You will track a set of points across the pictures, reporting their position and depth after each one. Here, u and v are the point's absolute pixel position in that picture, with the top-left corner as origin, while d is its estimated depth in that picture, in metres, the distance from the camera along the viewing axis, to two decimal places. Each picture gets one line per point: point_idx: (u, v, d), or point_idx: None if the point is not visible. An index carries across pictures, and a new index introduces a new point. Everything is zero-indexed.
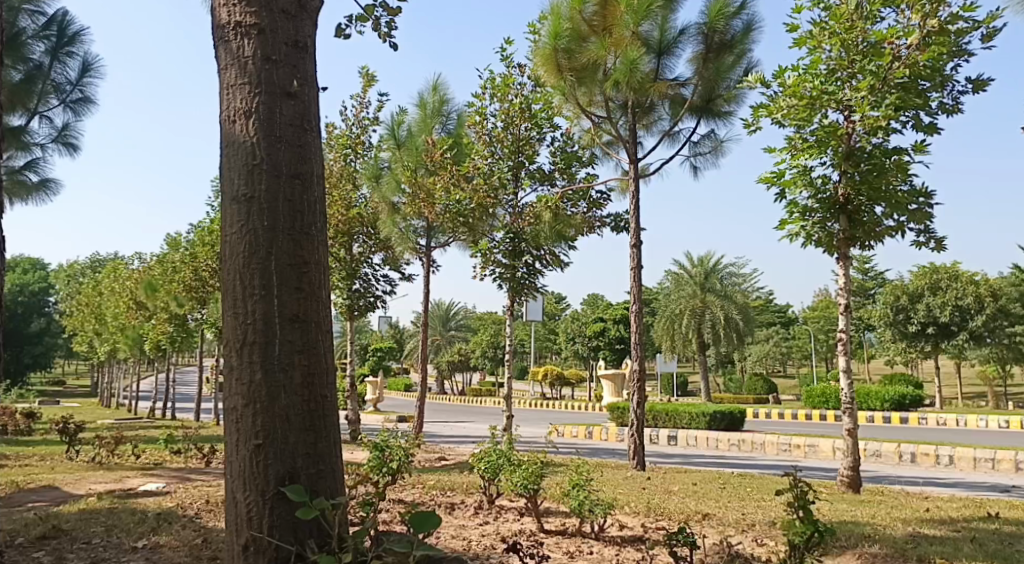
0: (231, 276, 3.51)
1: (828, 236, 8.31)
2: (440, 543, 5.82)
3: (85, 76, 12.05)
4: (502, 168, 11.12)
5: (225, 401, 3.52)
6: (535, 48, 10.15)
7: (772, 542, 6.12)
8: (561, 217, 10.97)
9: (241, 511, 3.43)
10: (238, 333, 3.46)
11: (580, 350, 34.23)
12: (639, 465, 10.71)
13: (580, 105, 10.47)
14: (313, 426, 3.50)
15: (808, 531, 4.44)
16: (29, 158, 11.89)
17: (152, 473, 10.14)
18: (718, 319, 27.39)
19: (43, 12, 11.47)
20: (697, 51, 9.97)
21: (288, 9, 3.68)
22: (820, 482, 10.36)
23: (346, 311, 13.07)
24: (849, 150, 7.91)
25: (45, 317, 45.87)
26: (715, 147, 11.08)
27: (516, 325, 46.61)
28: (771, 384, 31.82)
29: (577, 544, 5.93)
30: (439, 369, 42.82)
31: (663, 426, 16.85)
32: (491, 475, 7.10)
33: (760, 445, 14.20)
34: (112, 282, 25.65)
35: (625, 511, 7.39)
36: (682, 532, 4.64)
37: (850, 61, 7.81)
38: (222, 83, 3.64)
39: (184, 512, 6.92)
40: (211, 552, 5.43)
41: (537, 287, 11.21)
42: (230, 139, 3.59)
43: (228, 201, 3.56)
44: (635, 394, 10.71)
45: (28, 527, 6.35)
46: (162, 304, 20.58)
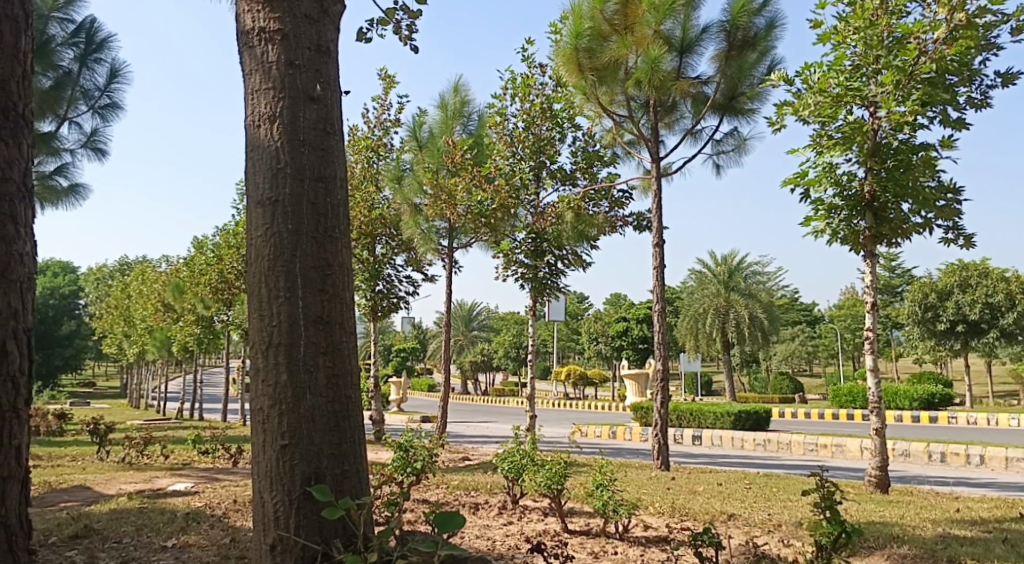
0: (257, 278, 3.56)
1: (853, 234, 8.22)
2: (465, 543, 5.85)
3: (113, 82, 12.23)
4: (524, 169, 11.14)
5: (252, 402, 3.57)
6: (556, 49, 10.11)
7: (799, 543, 6.09)
8: (582, 216, 10.94)
9: (268, 511, 3.48)
10: (264, 335, 3.51)
11: (604, 349, 34.17)
12: (664, 465, 10.67)
13: (601, 104, 10.46)
14: (337, 426, 3.54)
15: (836, 532, 4.41)
16: (59, 163, 12.09)
17: (180, 473, 10.28)
18: (742, 318, 27.21)
19: (71, 19, 11.67)
20: (719, 48, 9.92)
21: (310, 14, 3.73)
22: (847, 482, 10.27)
23: (370, 311, 13.17)
24: (875, 147, 7.88)
25: (75, 320, 46.68)
26: (738, 145, 11.02)
27: (539, 325, 46.61)
28: (797, 383, 31.54)
29: (601, 545, 5.93)
30: (462, 369, 42.94)
31: (687, 426, 16.78)
32: (515, 475, 7.11)
33: (786, 445, 14.09)
34: (140, 285, 26.02)
35: (650, 511, 7.38)
36: (708, 532, 4.62)
37: (875, 56, 7.71)
38: (247, 88, 3.69)
39: (212, 512, 7.01)
40: (238, 551, 5.50)
41: (560, 287, 11.23)
42: (255, 144, 3.64)
43: (254, 205, 3.61)
44: (659, 394, 10.67)
45: (61, 527, 6.47)
46: (189, 306, 20.87)
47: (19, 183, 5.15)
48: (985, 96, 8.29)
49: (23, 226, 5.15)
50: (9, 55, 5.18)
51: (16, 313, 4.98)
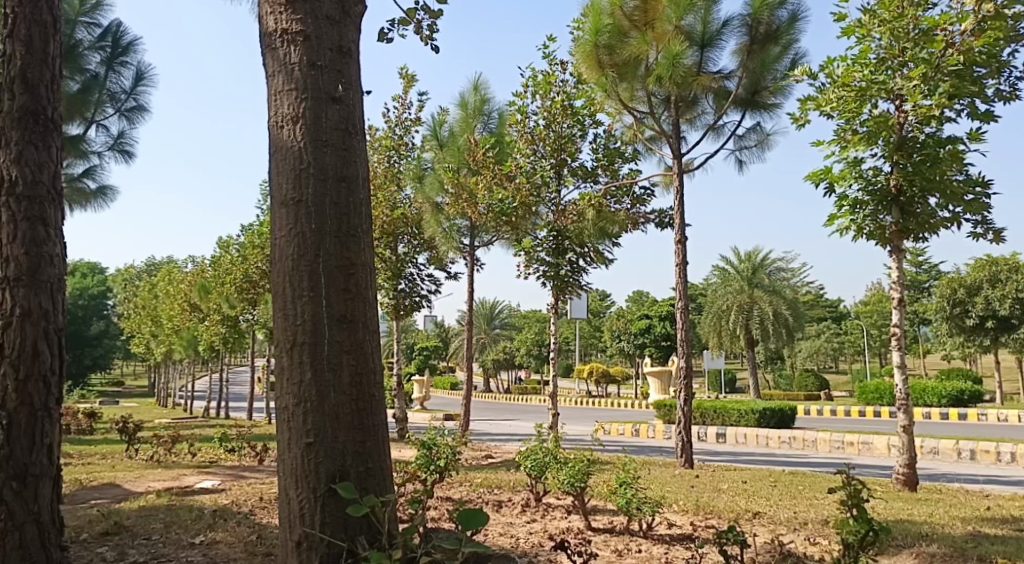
0: (281, 278, 3.60)
1: (879, 229, 8.11)
2: (488, 541, 5.88)
3: (139, 85, 12.38)
4: (545, 167, 11.13)
5: (277, 401, 3.60)
6: (576, 46, 10.08)
7: (825, 542, 6.03)
8: (604, 214, 10.90)
9: (294, 508, 3.52)
10: (288, 334, 3.55)
11: (627, 346, 34.07)
12: (688, 463, 10.63)
13: (622, 101, 10.42)
14: (361, 424, 3.57)
15: (863, 530, 4.36)
16: (87, 165, 12.28)
17: (208, 471, 10.41)
18: (767, 315, 27.00)
19: (98, 24, 11.85)
20: (741, 43, 9.85)
21: (332, 15, 3.76)
22: (874, 480, 10.17)
23: (392, 310, 13.26)
24: (901, 140, 7.79)
25: (104, 320, 47.41)
26: (761, 140, 10.94)
27: (562, 323, 46.61)
28: (822, 381, 31.28)
29: (625, 543, 5.92)
30: (485, 367, 43.03)
31: (711, 424, 16.69)
32: (538, 473, 7.13)
33: (812, 443, 13.99)
34: (167, 285, 26.37)
35: (674, 509, 7.35)
36: (733, 530, 4.58)
37: (901, 49, 7.61)
38: (270, 90, 3.73)
39: (239, 509, 7.09)
40: (265, 548, 5.56)
41: (582, 284, 11.22)
42: (278, 145, 3.67)
43: (278, 204, 3.65)
44: (682, 391, 10.63)
45: (92, 524, 6.58)
46: (214, 307, 21.12)
47: (49, 186, 5.25)
48: (1014, 88, 8.15)
49: (53, 228, 5.24)
50: (39, 60, 5.29)
51: (46, 314, 5.08)
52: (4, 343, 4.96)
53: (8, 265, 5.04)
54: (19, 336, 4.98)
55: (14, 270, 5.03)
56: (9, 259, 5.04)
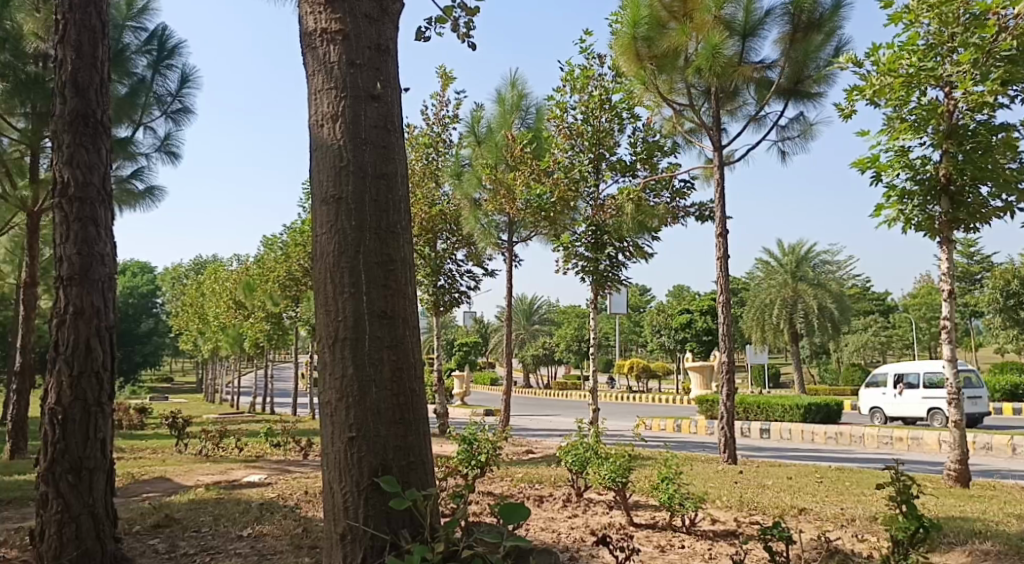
0: (322, 275, 3.65)
1: (928, 220, 7.90)
2: (530, 535, 5.89)
3: (184, 87, 12.63)
4: (583, 161, 11.05)
5: (320, 396, 3.65)
6: (614, 39, 9.98)
7: (874, 538, 5.91)
8: (643, 208, 10.82)
9: (338, 501, 3.57)
10: (330, 330, 3.60)
11: (667, 341, 33.81)
12: (731, 459, 10.52)
13: (661, 93, 10.32)
14: (403, 419, 3.61)
15: (913, 527, 4.28)
16: (136, 166, 12.58)
17: (254, 465, 10.62)
18: (812, 309, 26.54)
19: (145, 28, 12.12)
20: (783, 32, 9.69)
21: (370, 13, 3.79)
22: (925, 476, 9.94)
23: (432, 306, 13.39)
24: (951, 129, 7.58)
25: (153, 319, 48.59)
26: (804, 131, 10.75)
27: (602, 318, 46.47)
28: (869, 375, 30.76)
29: (668, 538, 5.89)
30: (525, 363, 43.12)
31: (755, 419, 16.46)
32: (579, 468, 7.13)
33: (859, 439, 13.74)
34: (213, 283, 26.90)
35: (717, 505, 7.28)
36: (778, 526, 4.52)
37: (950, 34, 7.40)
38: (310, 89, 3.78)
39: (285, 503, 7.21)
40: (311, 540, 5.65)
41: (621, 279, 11.16)
42: (318, 143, 3.72)
43: (318, 203, 3.69)
44: (725, 386, 10.52)
45: (144, 516, 6.76)
46: (259, 304, 21.45)
47: (100, 186, 5.39)
48: None
49: (103, 228, 5.37)
50: (88, 65, 5.44)
51: (98, 312, 5.22)
52: (59, 341, 5.12)
53: (62, 264, 5.20)
54: (73, 333, 5.13)
55: (67, 269, 5.18)
56: (63, 259, 5.20)
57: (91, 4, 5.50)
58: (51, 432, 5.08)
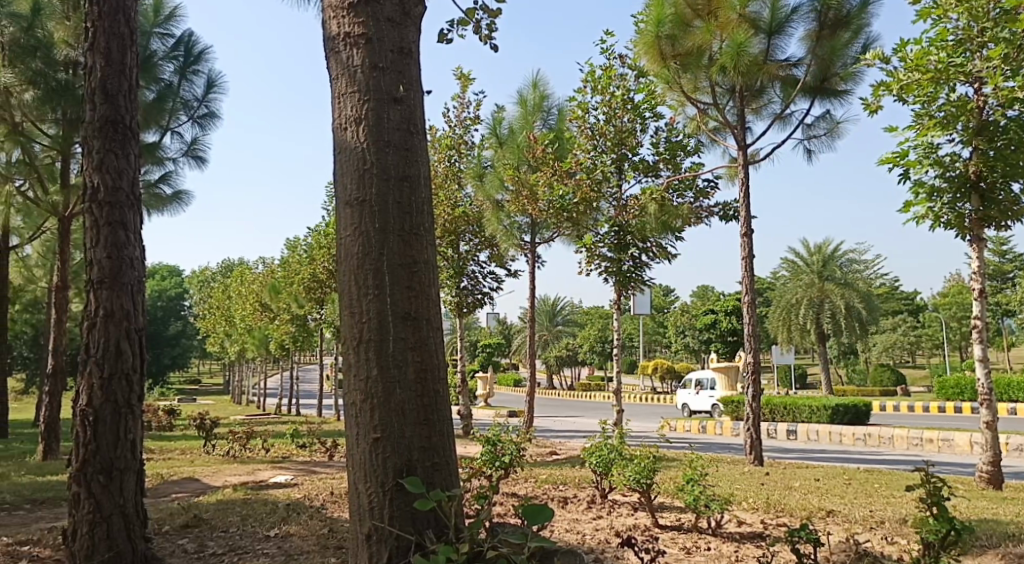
0: (346, 277, 3.67)
1: (958, 218, 7.76)
2: (555, 536, 5.89)
3: (210, 92, 12.77)
4: (605, 162, 11.00)
5: (345, 397, 3.67)
6: (638, 38, 9.93)
7: (904, 541, 5.83)
8: (667, 208, 10.75)
9: (364, 502, 3.58)
10: (355, 331, 3.62)
11: (692, 342, 33.65)
12: (757, 460, 10.43)
13: (685, 92, 10.26)
14: (427, 420, 3.62)
15: (945, 530, 4.22)
16: (163, 171, 12.75)
17: (281, 466, 10.73)
18: (839, 309, 26.21)
19: (172, 34, 12.28)
20: (810, 29, 9.59)
21: (393, 17, 3.81)
22: (956, 478, 9.78)
23: (456, 307, 13.45)
24: (982, 125, 7.47)
25: (181, 321, 49.21)
26: (831, 129, 10.63)
27: (625, 319, 46.36)
28: (898, 375, 30.38)
29: (694, 540, 5.85)
30: (548, 364, 43.12)
31: (782, 420, 16.34)
32: (603, 469, 7.10)
33: (888, 440, 13.56)
34: (239, 285, 27.17)
35: (744, 507, 7.23)
36: (806, 528, 4.49)
37: (980, 29, 7.29)
38: (334, 92, 3.80)
39: (312, 504, 7.26)
40: (337, 541, 5.69)
41: (645, 279, 11.12)
42: (342, 147, 3.74)
43: (342, 205, 3.72)
44: (750, 387, 10.43)
45: (173, 516, 6.85)
46: (285, 306, 21.64)
47: (129, 192, 5.47)
48: None
49: (133, 232, 5.45)
50: (117, 71, 5.52)
51: (127, 314, 5.29)
52: (90, 343, 5.21)
53: (93, 268, 5.29)
54: (103, 335, 5.21)
55: (98, 273, 5.26)
56: (94, 263, 5.29)
57: (119, 11, 5.59)
58: (82, 433, 5.16)
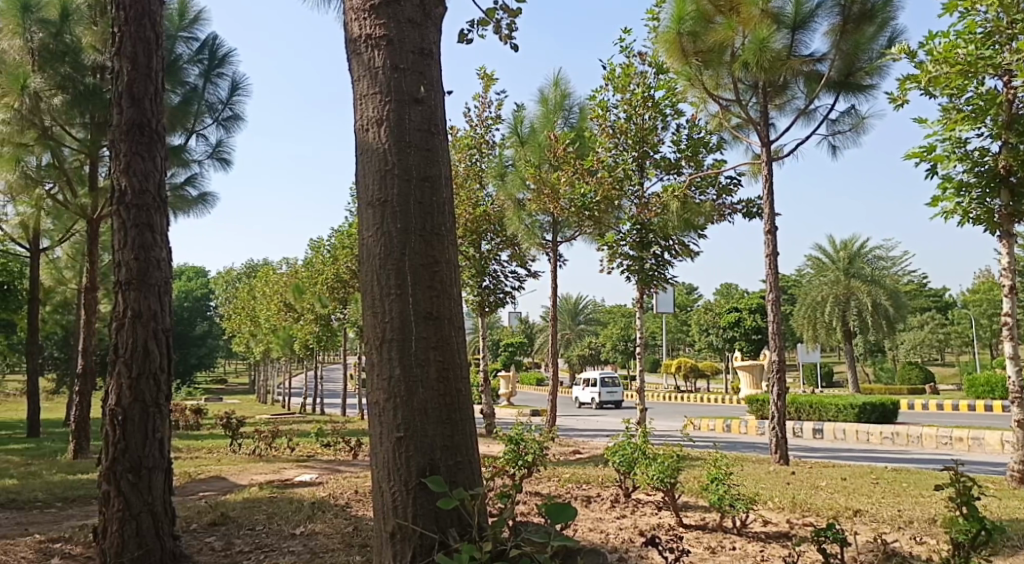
0: (369, 277, 3.69)
1: (987, 213, 7.65)
2: (578, 535, 5.87)
3: (234, 94, 12.89)
4: (627, 160, 10.95)
5: (369, 396, 3.70)
6: (658, 36, 9.88)
7: (934, 541, 5.75)
8: (689, 205, 10.69)
9: (387, 500, 3.60)
10: (377, 331, 3.64)
11: (715, 340, 33.41)
12: (783, 460, 10.34)
13: (706, 89, 10.20)
14: (449, 419, 3.63)
15: (975, 530, 4.15)
16: (189, 173, 12.90)
17: (306, 465, 10.82)
18: (865, 306, 25.90)
19: (196, 38, 12.42)
20: (834, 23, 9.50)
21: (414, 18, 3.82)
22: (987, 477, 9.64)
23: (477, 307, 13.49)
24: (1011, 119, 7.33)
25: (207, 322, 49.76)
26: (856, 124, 10.51)
27: (648, 317, 46.24)
28: (927, 373, 30.00)
29: (719, 540, 5.81)
30: (571, 363, 43.06)
31: (808, 419, 16.18)
32: (627, 468, 7.08)
33: (917, 439, 13.39)
34: (264, 286, 27.39)
35: (769, 506, 7.17)
36: (832, 528, 4.43)
37: (1010, 21, 7.14)
38: (356, 94, 3.83)
39: (336, 502, 7.30)
40: (361, 539, 5.72)
41: (668, 277, 11.08)
42: (364, 147, 3.76)
43: (364, 205, 3.74)
44: (775, 386, 10.33)
45: (201, 515, 6.92)
46: (308, 307, 21.84)
47: (156, 194, 5.54)
48: None
49: (160, 234, 5.52)
50: (143, 75, 5.60)
51: (155, 315, 5.37)
52: (119, 344, 5.29)
53: (121, 269, 5.36)
54: (131, 336, 5.29)
55: (126, 275, 5.34)
56: (121, 264, 5.36)
57: (145, 15, 5.66)
58: (112, 432, 5.23)
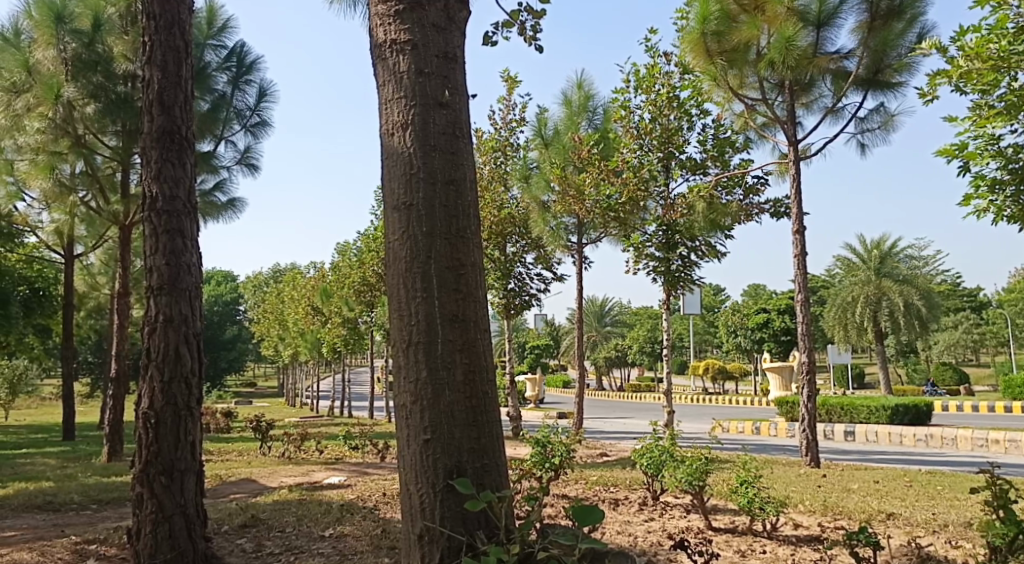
0: (395, 280, 3.71)
1: None
2: (606, 538, 5.85)
3: (262, 101, 13.03)
4: (652, 160, 10.89)
5: (395, 399, 3.71)
6: (682, 36, 9.82)
7: (969, 545, 5.65)
8: (715, 205, 10.63)
9: (415, 502, 3.61)
10: (404, 334, 3.65)
11: (743, 342, 33.11)
12: (814, 462, 10.22)
13: (732, 88, 10.12)
14: (476, 421, 3.63)
15: (1012, 534, 4.05)
16: (218, 179, 13.07)
17: (334, 467, 10.88)
18: (897, 307, 25.49)
19: (224, 46, 12.57)
20: (861, 20, 9.39)
21: (438, 23, 3.83)
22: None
23: (503, 309, 13.50)
24: None
25: (236, 326, 50.29)
26: (885, 122, 10.36)
27: (675, 319, 46.01)
28: (961, 374, 29.52)
29: (748, 544, 5.76)
30: (597, 365, 42.90)
31: (839, 421, 15.96)
32: (654, 471, 7.02)
33: (951, 441, 13.19)
34: (292, 290, 27.65)
35: (800, 509, 7.07)
36: (865, 531, 4.37)
37: None
38: (381, 99, 3.85)
39: (365, 504, 7.36)
40: (390, 541, 5.74)
41: (694, 278, 11.01)
42: (389, 151, 3.78)
43: (390, 209, 3.75)
44: (805, 387, 10.21)
45: (232, 517, 6.99)
46: (335, 310, 22.00)
47: (186, 200, 5.62)
48: None
49: (190, 239, 5.59)
50: (173, 83, 5.67)
51: (185, 319, 5.43)
52: (150, 347, 5.36)
53: (152, 275, 5.43)
54: (163, 341, 5.36)
55: (157, 279, 5.41)
56: (153, 269, 5.43)
57: (174, 24, 5.75)
58: (145, 435, 5.31)
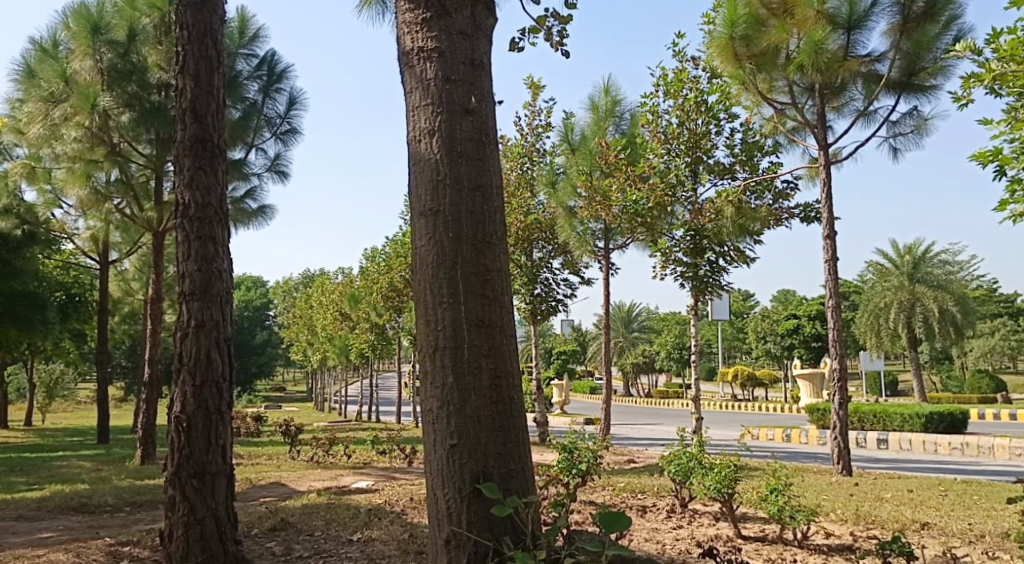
0: (422, 285, 3.72)
1: None
2: (634, 545, 5.82)
3: (292, 108, 13.18)
4: (680, 165, 10.84)
5: (422, 403, 3.71)
6: (710, 40, 9.78)
7: (1006, 555, 5.53)
8: (744, 210, 10.56)
9: (441, 507, 3.61)
10: (431, 339, 3.66)
11: (773, 348, 32.75)
12: (846, 470, 10.06)
13: (761, 92, 10.04)
14: (501, 426, 3.62)
15: None
16: (249, 186, 13.23)
17: (362, 472, 10.95)
18: (931, 313, 25.02)
19: (255, 54, 12.76)
20: (893, 23, 9.28)
21: (465, 30, 3.85)
22: None
23: (529, 315, 13.53)
24: None
25: (267, 331, 50.76)
26: (918, 125, 10.21)
27: (704, 326, 45.68)
28: (997, 382, 28.94)
29: (778, 552, 5.69)
30: (625, 372, 42.65)
31: (872, 429, 15.70)
32: (682, 478, 6.95)
33: (986, 450, 12.95)
34: (321, 296, 27.87)
35: (831, 519, 6.96)
36: (898, 541, 4.32)
37: None
38: (408, 105, 3.87)
39: (392, 509, 7.38)
40: (417, 546, 5.75)
41: (722, 284, 10.92)
42: (417, 158, 3.80)
43: (416, 215, 3.77)
44: (837, 393, 10.07)
45: (262, 520, 7.07)
46: (364, 315, 22.18)
47: (218, 207, 5.69)
48: None
49: (221, 246, 5.66)
50: (205, 91, 5.76)
51: (217, 324, 5.51)
52: (183, 352, 5.44)
53: (185, 281, 5.51)
54: (195, 345, 5.44)
55: (189, 285, 5.49)
56: (185, 275, 5.51)
57: (206, 34, 5.84)
58: (177, 438, 5.37)
